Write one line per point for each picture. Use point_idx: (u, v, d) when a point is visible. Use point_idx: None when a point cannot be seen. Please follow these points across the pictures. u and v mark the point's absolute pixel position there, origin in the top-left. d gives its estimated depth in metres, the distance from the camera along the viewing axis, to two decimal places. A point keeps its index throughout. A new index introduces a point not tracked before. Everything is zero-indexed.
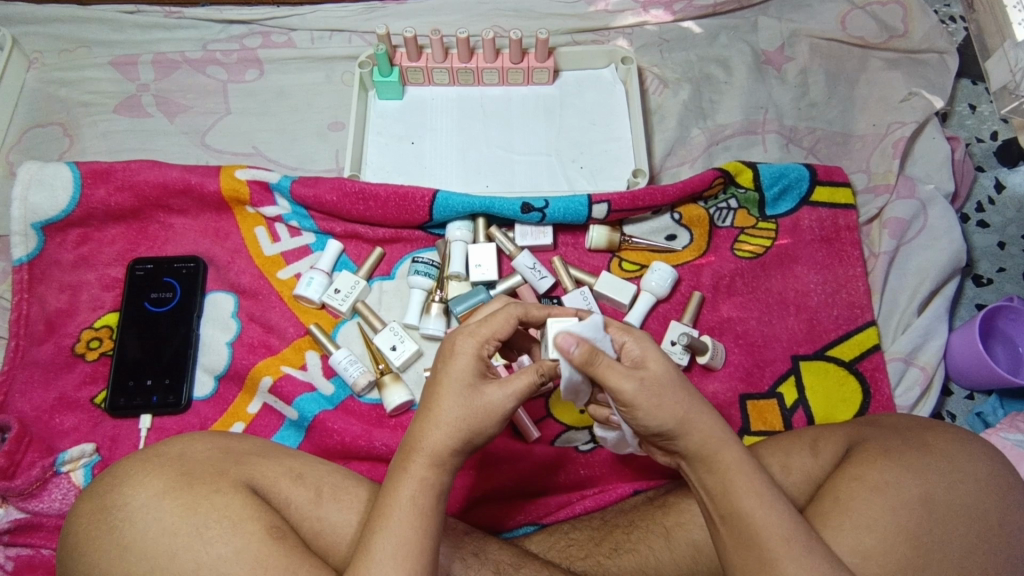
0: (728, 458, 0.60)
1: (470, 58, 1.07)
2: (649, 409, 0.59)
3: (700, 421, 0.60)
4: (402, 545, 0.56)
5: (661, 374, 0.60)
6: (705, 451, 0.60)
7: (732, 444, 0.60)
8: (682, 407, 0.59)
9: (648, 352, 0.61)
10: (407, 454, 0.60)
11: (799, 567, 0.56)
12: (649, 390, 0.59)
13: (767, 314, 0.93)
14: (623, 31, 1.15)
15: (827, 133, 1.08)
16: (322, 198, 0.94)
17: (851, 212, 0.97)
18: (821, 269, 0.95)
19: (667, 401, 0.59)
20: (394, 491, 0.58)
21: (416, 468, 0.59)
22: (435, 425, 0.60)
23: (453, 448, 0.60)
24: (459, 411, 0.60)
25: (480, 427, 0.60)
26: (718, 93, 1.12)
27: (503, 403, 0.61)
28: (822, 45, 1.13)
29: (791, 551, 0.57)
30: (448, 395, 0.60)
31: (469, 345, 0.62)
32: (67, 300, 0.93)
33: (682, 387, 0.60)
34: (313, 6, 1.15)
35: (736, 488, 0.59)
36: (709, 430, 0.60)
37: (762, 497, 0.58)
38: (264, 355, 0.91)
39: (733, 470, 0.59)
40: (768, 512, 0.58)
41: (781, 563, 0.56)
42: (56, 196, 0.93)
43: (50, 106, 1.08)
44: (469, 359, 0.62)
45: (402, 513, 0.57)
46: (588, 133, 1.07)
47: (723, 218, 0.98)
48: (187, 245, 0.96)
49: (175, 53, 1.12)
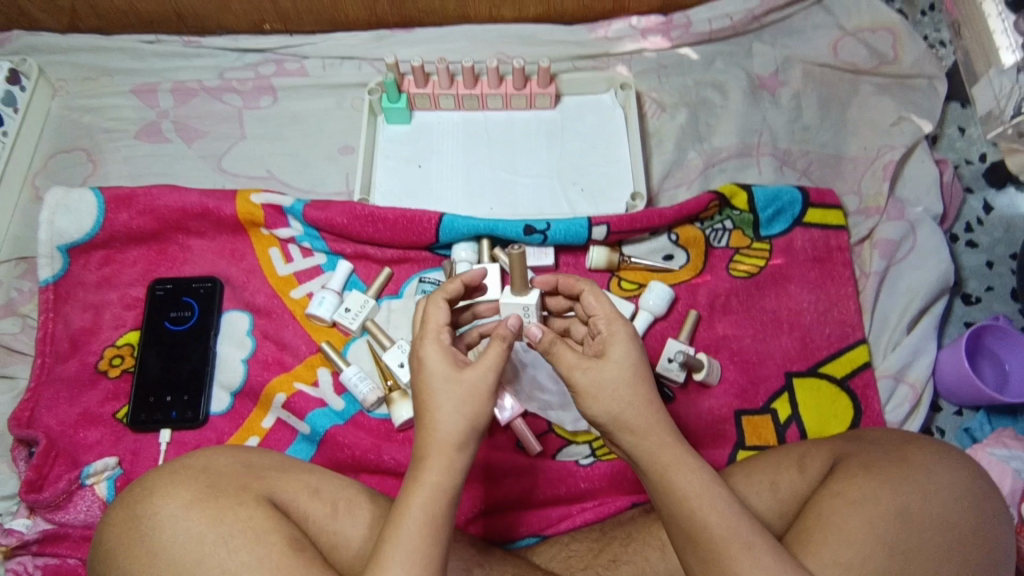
0: (666, 459, 0.64)
1: (475, 85, 1.12)
2: (591, 400, 0.66)
3: (636, 417, 0.66)
4: (415, 551, 0.60)
5: (616, 367, 0.67)
6: (642, 450, 0.65)
7: (670, 444, 0.65)
8: (617, 404, 0.66)
9: (612, 344, 0.68)
10: (422, 462, 0.64)
11: (746, 561, 0.60)
12: (598, 381, 0.66)
13: (761, 332, 0.97)
14: (622, 57, 1.20)
15: (821, 156, 1.11)
16: (333, 221, 0.99)
17: (842, 233, 1.01)
18: (814, 288, 0.99)
19: (613, 395, 0.66)
20: (407, 499, 0.62)
21: (429, 475, 0.63)
22: (441, 419, 0.64)
23: (460, 442, 0.64)
24: (454, 405, 0.65)
25: (479, 410, 0.65)
26: (713, 117, 1.16)
27: (483, 376, 0.66)
28: (815, 70, 1.17)
29: (733, 548, 0.61)
30: (438, 397, 0.65)
31: (433, 348, 0.67)
32: (91, 319, 0.97)
33: (625, 385, 0.66)
34: (325, 36, 1.21)
35: (675, 486, 0.63)
36: (645, 429, 0.65)
37: (701, 496, 0.63)
38: (277, 372, 0.95)
39: (671, 469, 0.64)
40: (708, 512, 0.62)
41: (726, 559, 0.61)
42: (82, 220, 0.98)
43: (73, 132, 1.12)
44: (439, 358, 0.67)
45: (414, 518, 0.61)
46: (589, 156, 1.12)
47: (718, 239, 1.03)
48: (204, 266, 1.02)
49: (193, 82, 1.17)
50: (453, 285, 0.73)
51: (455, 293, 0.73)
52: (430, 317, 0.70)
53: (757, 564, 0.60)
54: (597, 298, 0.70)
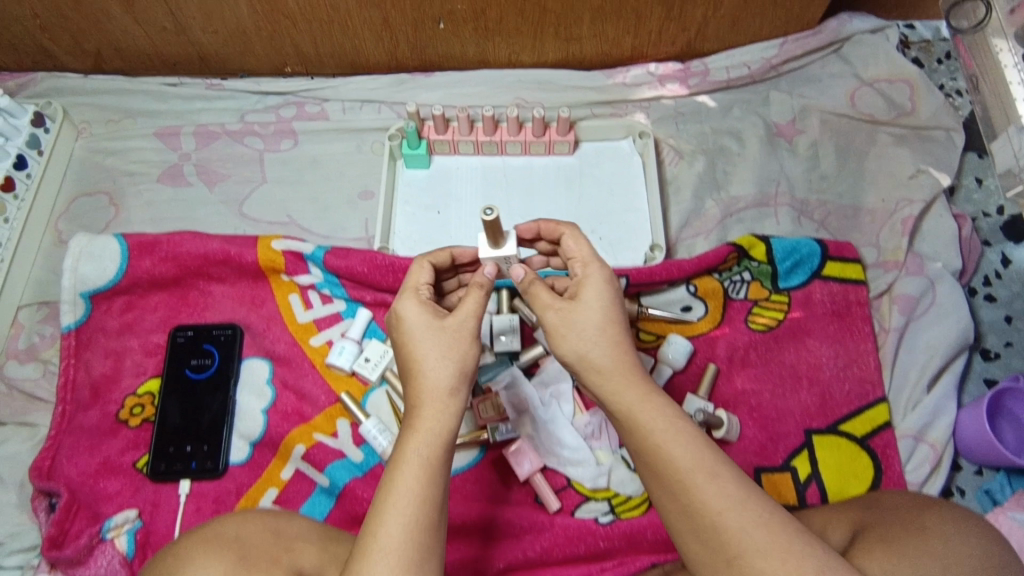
0: (629, 401, 0.67)
1: (494, 132, 1.13)
2: (564, 339, 0.70)
3: (604, 359, 0.69)
4: (416, 497, 0.62)
5: (589, 307, 0.71)
6: (610, 389, 0.68)
7: (637, 382, 0.69)
8: (587, 344, 0.69)
9: (584, 288, 0.72)
10: (414, 409, 0.68)
11: (712, 491, 0.63)
12: (570, 322, 0.70)
13: (781, 387, 0.97)
14: (640, 104, 1.20)
15: (838, 206, 1.11)
16: (353, 269, 1.00)
17: (862, 287, 1.01)
18: (834, 343, 0.99)
19: (583, 335, 0.70)
20: (404, 449, 0.65)
21: (422, 423, 0.66)
22: (429, 367, 0.68)
23: (447, 387, 0.68)
24: (437, 353, 0.69)
25: (460, 356, 0.69)
26: (731, 165, 1.16)
27: (464, 324, 0.70)
28: (833, 119, 1.17)
29: (700, 479, 0.63)
30: (420, 344, 0.69)
31: (413, 302, 0.72)
32: (112, 366, 0.98)
33: (597, 322, 0.70)
34: (345, 79, 1.21)
35: (640, 421, 0.66)
36: (613, 368, 0.69)
37: (666, 430, 0.66)
38: (297, 423, 0.96)
39: (636, 406, 0.67)
40: (673, 445, 0.65)
41: (694, 490, 0.63)
42: (105, 267, 0.98)
43: (96, 175, 1.14)
44: (419, 310, 0.71)
45: (412, 463, 0.64)
46: (607, 203, 1.12)
47: (737, 290, 1.03)
48: (224, 312, 1.02)
49: (215, 125, 1.18)
50: (440, 253, 0.80)
51: (442, 263, 0.80)
52: (414, 277, 0.76)
53: (725, 493, 0.63)
54: (576, 242, 0.75)
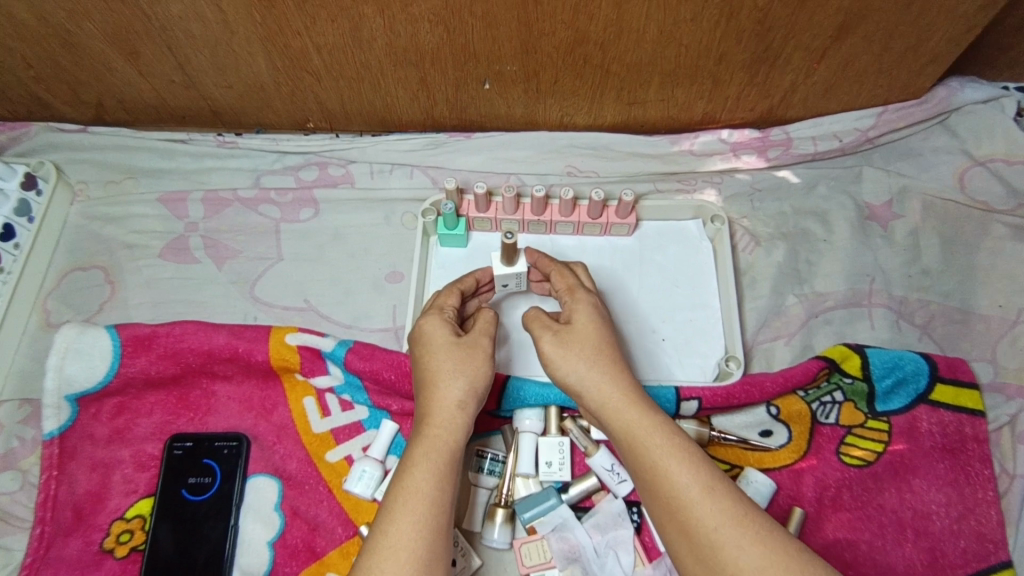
0: (630, 417, 0.62)
1: (543, 210, 0.98)
2: (559, 356, 0.67)
3: (602, 377, 0.65)
4: (423, 516, 0.57)
5: (585, 326, 0.69)
6: (608, 407, 0.64)
7: (638, 403, 0.63)
8: (586, 363, 0.66)
9: (579, 309, 0.71)
10: (420, 425, 0.64)
11: (715, 516, 0.54)
12: (565, 342, 0.67)
13: (881, 538, 0.81)
14: (710, 179, 1.05)
15: (944, 309, 0.95)
16: (378, 374, 0.85)
17: (979, 418, 0.85)
18: (945, 487, 0.83)
19: (577, 353, 0.67)
20: (410, 467, 0.60)
21: (430, 440, 0.62)
22: (443, 380, 0.65)
23: (460, 400, 0.64)
24: (452, 365, 0.66)
25: (474, 372, 0.66)
26: (816, 254, 1.00)
27: (479, 343, 0.69)
28: (937, 204, 1.01)
29: (706, 503, 0.55)
30: (434, 357, 0.67)
31: (433, 321, 0.70)
32: (98, 482, 0.85)
33: (594, 339, 0.68)
34: (374, 138, 1.07)
35: (637, 438, 0.61)
36: (613, 389, 0.64)
37: (664, 448, 0.59)
38: (306, 562, 0.82)
39: (635, 426, 0.61)
40: (674, 462, 0.58)
41: (697, 514, 0.55)
42: (94, 367, 0.85)
43: (92, 247, 1.01)
44: (437, 326, 0.69)
45: (420, 478, 0.59)
46: (671, 296, 0.97)
47: (826, 413, 0.87)
48: (230, 419, 0.89)
49: (227, 190, 1.04)
50: (465, 281, 0.78)
51: (470, 289, 0.77)
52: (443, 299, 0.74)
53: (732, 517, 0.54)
54: (560, 271, 0.75)
